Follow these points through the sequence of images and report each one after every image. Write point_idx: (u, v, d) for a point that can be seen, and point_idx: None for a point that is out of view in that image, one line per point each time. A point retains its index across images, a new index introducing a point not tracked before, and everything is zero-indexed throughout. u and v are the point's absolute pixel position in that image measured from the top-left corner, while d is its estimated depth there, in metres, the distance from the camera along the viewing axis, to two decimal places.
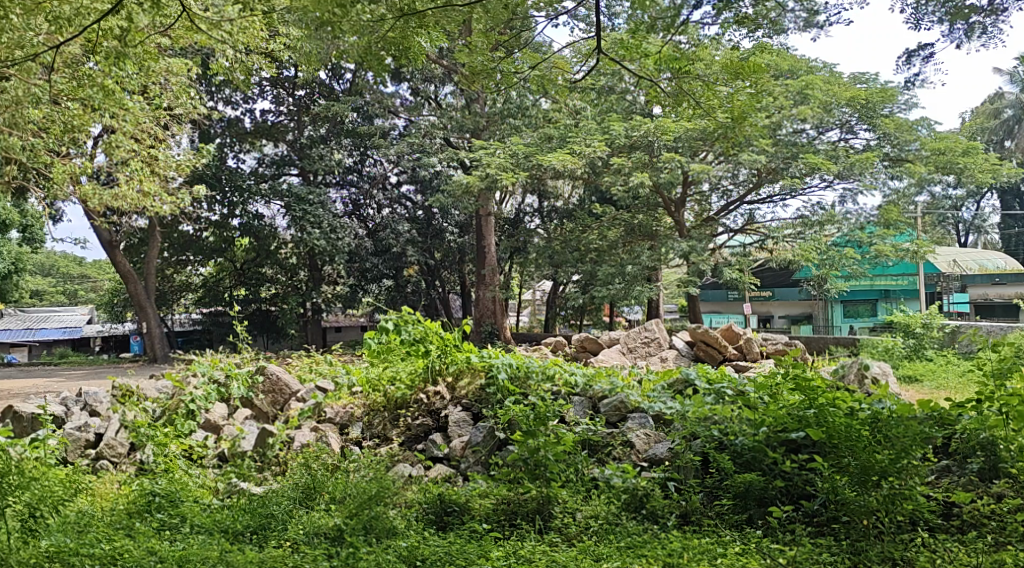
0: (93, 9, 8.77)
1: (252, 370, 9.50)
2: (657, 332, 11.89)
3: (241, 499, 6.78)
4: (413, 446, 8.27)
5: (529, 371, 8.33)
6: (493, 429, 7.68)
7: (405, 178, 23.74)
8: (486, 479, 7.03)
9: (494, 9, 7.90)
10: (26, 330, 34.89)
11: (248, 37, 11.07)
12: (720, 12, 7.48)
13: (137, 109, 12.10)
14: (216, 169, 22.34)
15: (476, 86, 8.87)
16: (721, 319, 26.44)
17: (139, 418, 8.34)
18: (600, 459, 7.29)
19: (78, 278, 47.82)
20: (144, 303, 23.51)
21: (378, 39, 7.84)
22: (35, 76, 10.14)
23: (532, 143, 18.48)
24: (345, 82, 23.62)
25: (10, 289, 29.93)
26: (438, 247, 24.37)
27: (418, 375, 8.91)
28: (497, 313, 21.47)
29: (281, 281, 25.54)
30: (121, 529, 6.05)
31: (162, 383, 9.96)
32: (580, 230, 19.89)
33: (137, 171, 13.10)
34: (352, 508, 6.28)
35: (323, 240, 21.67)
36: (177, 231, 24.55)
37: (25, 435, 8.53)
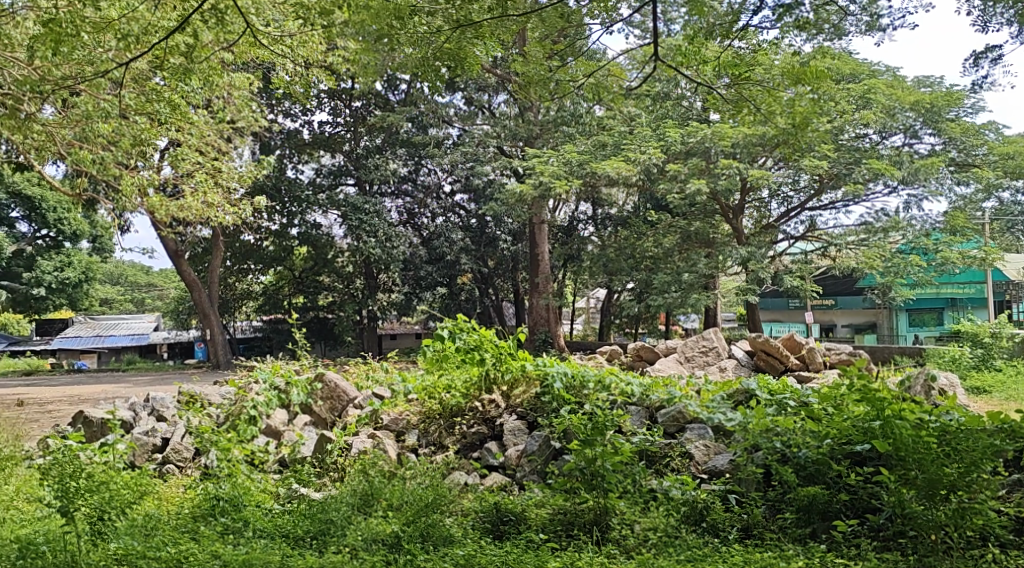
0: (160, 27, 9.02)
1: (311, 377, 9.62)
2: (716, 341, 11.66)
3: (301, 504, 6.84)
4: (469, 454, 8.28)
5: (585, 381, 8.27)
6: (548, 438, 7.61)
7: (458, 187, 23.89)
8: (542, 487, 7.00)
9: (550, 18, 7.89)
10: (96, 337, 35.93)
11: (307, 51, 11.27)
12: (780, 17, 7.41)
13: (201, 122, 12.42)
14: (276, 180, 22.76)
15: (532, 95, 8.89)
16: (781, 328, 26.06)
17: (204, 424, 8.52)
18: (658, 471, 7.22)
19: (145, 287, 49.22)
20: (207, 311, 24.01)
21: (434, 50, 7.89)
22: (105, 91, 10.44)
23: (587, 151, 18.42)
24: (401, 93, 23.88)
25: (81, 298, 30.92)
26: (491, 255, 24.41)
27: (473, 383, 8.94)
28: (551, 321, 21.46)
29: (338, 290, 25.58)
30: (187, 532, 6.17)
31: (226, 389, 10.16)
32: (636, 238, 19.79)
33: (203, 182, 13.43)
34: (409, 515, 6.35)
35: (378, 248, 22.01)
36: (239, 241, 25.00)
37: (96, 440, 8.81)
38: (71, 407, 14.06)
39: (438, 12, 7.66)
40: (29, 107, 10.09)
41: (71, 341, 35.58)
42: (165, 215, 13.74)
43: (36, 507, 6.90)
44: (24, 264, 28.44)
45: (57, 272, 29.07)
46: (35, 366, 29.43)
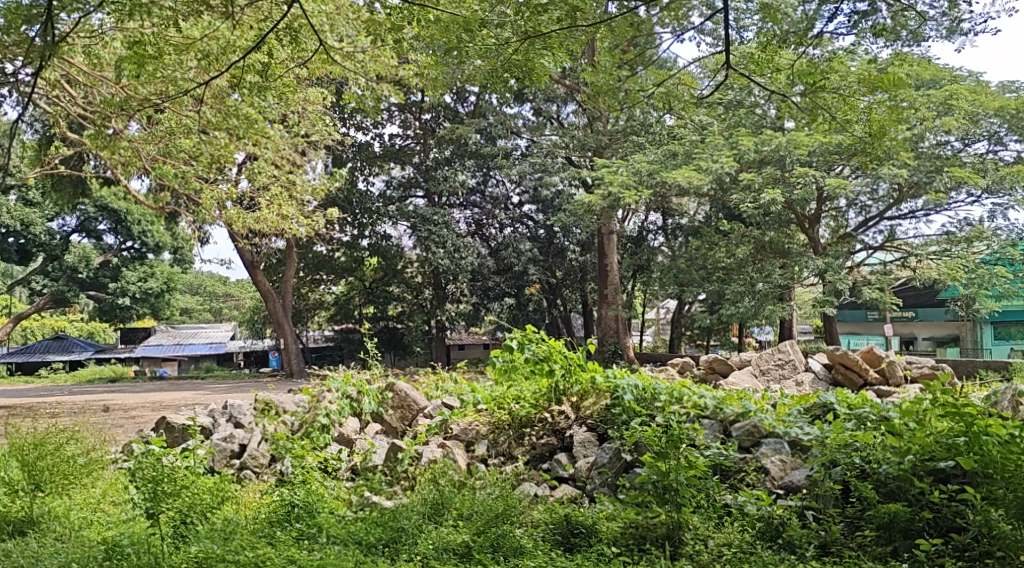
0: (239, 45, 9.25)
1: (382, 387, 9.79)
2: (792, 354, 11.42)
3: (374, 512, 6.89)
4: (538, 466, 8.24)
5: (656, 393, 8.18)
6: (619, 450, 7.52)
7: (527, 198, 23.92)
8: (613, 500, 6.93)
9: (620, 28, 7.77)
10: (177, 345, 37.05)
11: (382, 66, 11.41)
12: (857, 24, 7.25)
13: (277, 137, 12.71)
14: (347, 193, 23.14)
15: (600, 104, 8.84)
16: (859, 340, 25.42)
17: (279, 431, 8.70)
18: (733, 486, 7.07)
19: (223, 297, 50.73)
20: (282, 321, 24.55)
21: (502, 61, 7.89)
22: (187, 108, 10.74)
23: (657, 160, 18.25)
24: (470, 105, 24.06)
25: (162, 307, 31.90)
26: (560, 266, 24.38)
27: (542, 394, 8.90)
28: (620, 332, 21.32)
29: (408, 300, 26.05)
30: (264, 537, 6.28)
31: (299, 397, 10.33)
32: (707, 248, 19.57)
33: (278, 195, 13.75)
34: (480, 525, 6.35)
35: (446, 259, 22.24)
36: (312, 252, 25.42)
37: (177, 445, 9.07)
38: (154, 413, 14.53)
39: (507, 23, 7.65)
40: (115, 125, 10.46)
41: (153, 348, 36.76)
42: (243, 228, 14.05)
43: (121, 509, 7.13)
44: (111, 275, 29.53)
45: (141, 283, 30.30)
46: (120, 373, 30.48)
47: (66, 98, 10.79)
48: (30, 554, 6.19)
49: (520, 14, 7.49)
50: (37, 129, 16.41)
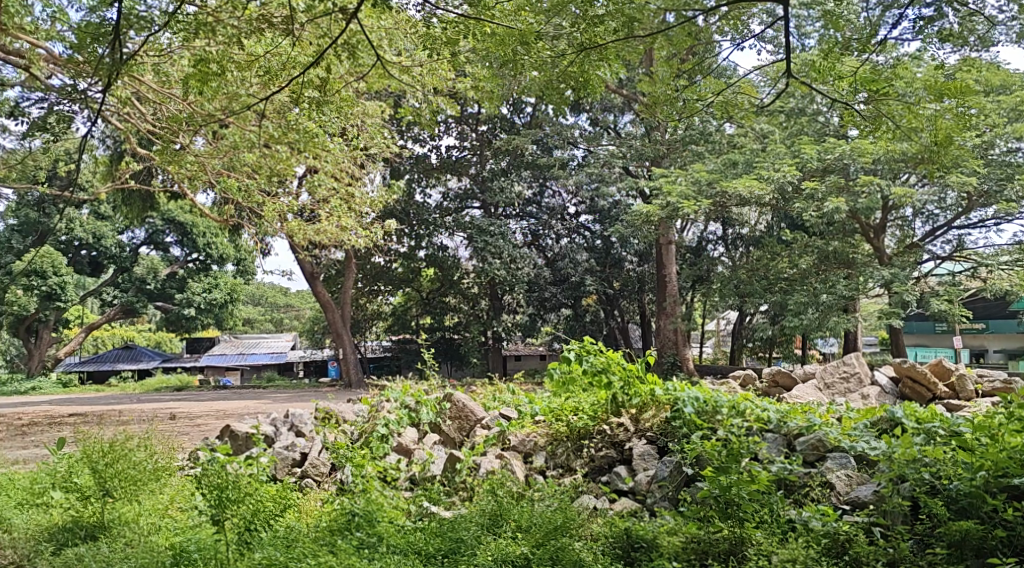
0: (299, 62, 9.37)
1: (440, 397, 9.78)
2: (857, 367, 11.14)
3: (433, 523, 6.90)
4: (598, 478, 8.18)
5: (717, 406, 8.03)
6: (679, 464, 7.44)
7: (583, 208, 23.81)
8: (674, 515, 6.85)
9: (678, 38, 7.70)
10: (240, 355, 37.94)
11: (441, 81, 11.51)
12: (922, 31, 7.11)
13: (339, 151, 12.91)
14: (405, 204, 23.46)
15: (656, 115, 8.66)
16: (927, 353, 24.79)
17: (339, 440, 8.80)
18: (797, 501, 6.93)
19: (284, 308, 51.80)
20: (341, 331, 24.88)
21: (559, 72, 7.85)
22: (250, 123, 10.93)
23: (716, 170, 18.09)
24: (526, 116, 24.16)
25: (226, 318, 32.57)
26: (617, 277, 24.24)
27: (601, 406, 8.78)
28: (679, 344, 21.11)
29: (464, 311, 26.20)
30: (325, 545, 6.33)
31: (358, 407, 10.43)
32: (768, 259, 19.30)
33: (337, 207, 13.98)
34: (538, 537, 6.30)
35: (503, 270, 22.30)
36: (370, 263, 25.69)
37: (241, 453, 9.24)
38: (218, 421, 14.83)
39: (563, 35, 7.64)
40: (182, 140, 10.73)
41: (217, 358, 37.62)
42: (304, 240, 14.26)
43: (189, 516, 7.28)
44: (176, 286, 30.90)
45: (206, 293, 31.08)
46: (185, 382, 31.16)
47: (136, 115, 11.09)
48: (101, 557, 6.40)
49: (576, 26, 7.46)
50: (109, 144, 16.95)
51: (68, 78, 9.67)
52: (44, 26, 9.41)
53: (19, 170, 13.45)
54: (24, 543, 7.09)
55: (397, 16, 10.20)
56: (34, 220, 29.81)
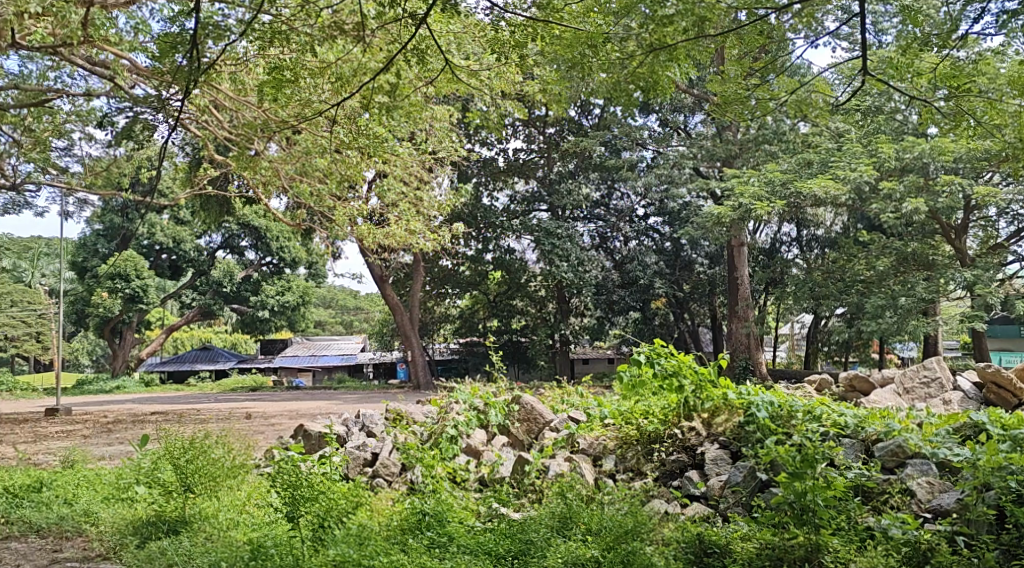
0: (369, 67, 9.47)
1: (508, 399, 9.82)
2: (938, 372, 10.83)
3: (501, 524, 6.91)
4: (669, 483, 8.03)
5: (793, 411, 7.90)
6: (753, 469, 7.33)
7: (652, 210, 23.61)
8: (748, 521, 6.73)
9: (749, 36, 7.53)
10: (312, 356, 38.68)
11: (509, 84, 11.54)
12: (1006, 24, 6.86)
13: (409, 156, 13.08)
14: (472, 207, 23.69)
15: (727, 115, 8.40)
16: (1012, 357, 24.04)
17: (410, 441, 8.91)
18: (875, 508, 6.79)
19: (353, 311, 52.91)
20: (410, 333, 25.14)
21: (627, 73, 7.77)
22: (321, 130, 11.09)
23: (790, 169, 17.77)
24: (593, 117, 24.12)
25: (299, 321, 33.24)
26: (687, 279, 23.99)
27: (671, 410, 8.73)
28: (752, 348, 20.75)
29: (532, 314, 26.26)
30: (396, 544, 6.39)
31: (427, 409, 10.54)
32: (845, 261, 18.84)
33: (407, 211, 14.18)
34: (609, 541, 6.23)
35: (570, 273, 22.27)
36: (437, 265, 25.95)
37: (314, 452, 9.41)
38: (291, 421, 15.14)
39: (632, 36, 7.55)
40: (257, 147, 11.00)
41: (290, 359, 38.43)
42: (373, 243, 14.44)
43: (265, 512, 7.47)
44: (251, 289, 31.67)
45: (279, 296, 31.86)
46: (260, 382, 31.85)
47: (214, 123, 11.38)
48: (183, 552, 6.61)
49: (645, 26, 7.38)
50: (189, 151, 17.52)
51: (150, 87, 9.96)
52: (128, 37, 9.76)
53: (105, 177, 13.97)
54: (111, 536, 7.32)
55: (465, 20, 10.25)
56: (118, 225, 30.86)
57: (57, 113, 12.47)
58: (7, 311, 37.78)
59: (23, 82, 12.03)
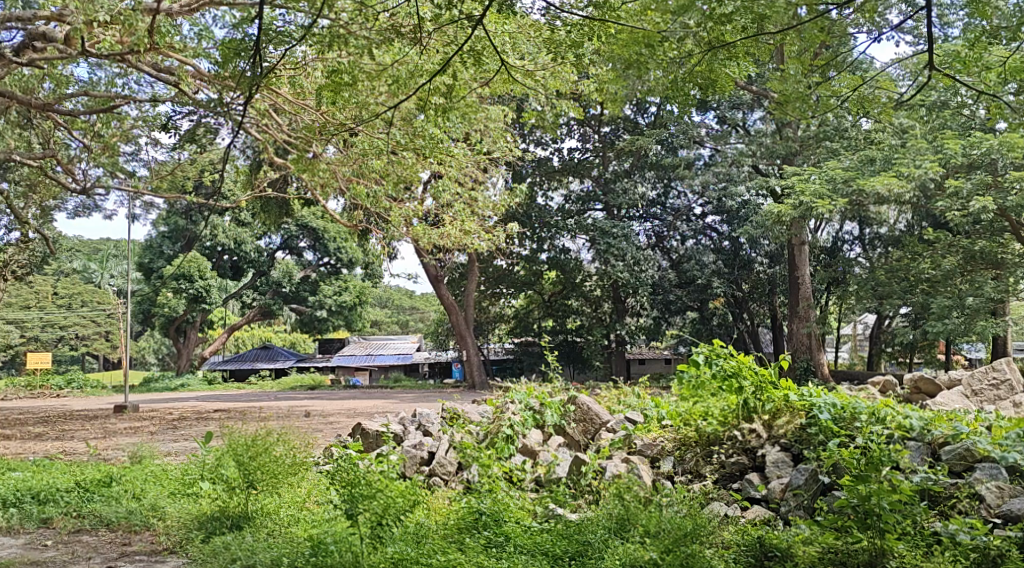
0: (425, 68, 9.48)
1: (564, 400, 9.79)
2: (1008, 373, 10.52)
3: (559, 524, 6.89)
4: (728, 485, 7.93)
5: (856, 413, 7.74)
6: (815, 472, 7.21)
7: (710, 208, 23.33)
8: (810, 524, 6.61)
9: (810, 33, 7.36)
10: (368, 355, 39.16)
11: (564, 84, 11.51)
12: None
13: (464, 156, 13.15)
14: (527, 207, 23.76)
15: (788, 114, 8.28)
16: None
17: (466, 440, 8.95)
18: (942, 513, 6.64)
19: (409, 310, 53.53)
20: (465, 332, 25.26)
21: (684, 72, 7.69)
22: (378, 132, 11.19)
23: (852, 167, 17.42)
24: (650, 115, 23.98)
25: (356, 320, 33.67)
26: (746, 278, 23.65)
27: (731, 411, 8.58)
28: (813, 348, 20.40)
29: (587, 314, 26.24)
30: (454, 543, 6.42)
31: (483, 408, 10.59)
32: (909, 260, 18.37)
33: (462, 212, 14.27)
34: (667, 542, 6.17)
35: (626, 272, 22.24)
36: (492, 265, 26.05)
37: (372, 450, 9.52)
38: (350, 419, 15.35)
39: (690, 34, 7.48)
40: (315, 149, 11.15)
41: (348, 358, 38.95)
42: (428, 243, 14.51)
43: (325, 509, 7.53)
44: (309, 289, 32.22)
45: (336, 296, 32.33)
46: (318, 381, 32.38)
47: (273, 126, 11.58)
48: (246, 546, 6.71)
49: (703, 24, 7.27)
50: (250, 154, 17.92)
51: (214, 92, 10.17)
52: (192, 44, 9.99)
53: (170, 180, 14.31)
54: (177, 531, 7.49)
55: (520, 19, 10.23)
56: (182, 227, 31.59)
57: (124, 119, 12.81)
58: (77, 310, 38.98)
59: (93, 89, 12.39)
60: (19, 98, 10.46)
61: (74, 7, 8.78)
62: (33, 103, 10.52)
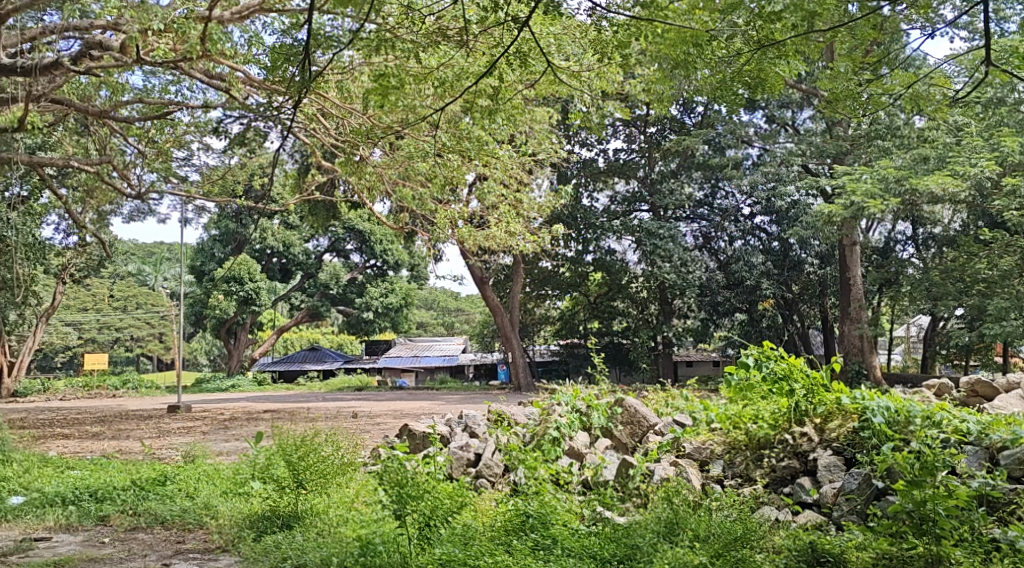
0: (471, 70, 9.48)
1: (612, 402, 9.74)
2: None
3: (607, 527, 6.85)
4: (779, 489, 7.83)
5: (911, 416, 7.58)
6: (868, 476, 7.08)
7: (758, 208, 23.03)
8: (864, 529, 6.50)
9: (862, 30, 7.22)
10: (415, 357, 39.37)
11: (610, 85, 11.45)
12: None
13: (509, 158, 13.17)
14: (572, 208, 23.72)
15: (839, 112, 8.12)
16: None
17: (512, 443, 8.95)
18: (1002, 519, 6.50)
19: (455, 312, 53.90)
20: (510, 335, 25.28)
21: (732, 71, 7.60)
22: (424, 134, 11.26)
23: (905, 165, 17.10)
24: (697, 115, 23.80)
25: (402, 322, 33.92)
26: (796, 280, 23.33)
27: (782, 414, 8.41)
28: (866, 351, 20.08)
29: (633, 315, 26.14)
30: (501, 545, 6.42)
31: (529, 410, 10.58)
32: (965, 260, 17.94)
33: (507, 214, 14.29)
34: (717, 547, 6.12)
35: (673, 274, 22.13)
36: (538, 267, 26.06)
37: (419, 452, 9.59)
38: (397, 421, 15.45)
39: (739, 34, 7.38)
40: (362, 152, 11.25)
41: (394, 360, 39.22)
42: (474, 246, 14.54)
43: (372, 508, 7.59)
44: (356, 291, 32.53)
45: (383, 298, 32.60)
46: (366, 382, 32.68)
47: (321, 130, 11.71)
48: (297, 546, 6.80)
49: (752, 23, 7.19)
50: (299, 159, 18.18)
51: (264, 97, 10.31)
52: (242, 51, 10.14)
53: (221, 184, 14.55)
54: (229, 530, 7.62)
55: (565, 21, 10.19)
56: (233, 230, 32.10)
57: (177, 125, 13.07)
58: (132, 313, 39.86)
59: (147, 96, 12.65)
60: (76, 105, 10.72)
61: (129, 15, 8.98)
62: (90, 110, 10.77)
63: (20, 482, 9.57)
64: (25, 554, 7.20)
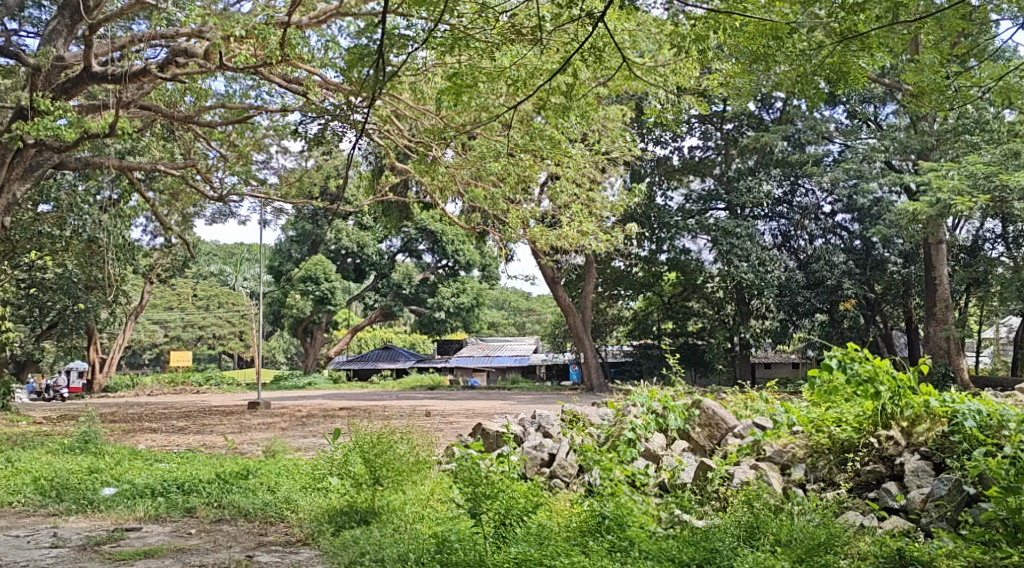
0: (545, 68, 9.48)
1: (689, 404, 9.62)
2: None
3: (685, 531, 6.75)
4: (864, 494, 7.65)
5: (1004, 420, 7.34)
6: (959, 482, 6.87)
7: (839, 206, 22.49)
8: (954, 537, 6.32)
9: (951, 20, 6.98)
10: (487, 356, 39.54)
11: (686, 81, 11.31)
12: None
13: (583, 156, 13.11)
14: (646, 207, 23.57)
15: (923, 107, 7.80)
16: None
17: (587, 443, 8.91)
18: None
19: (526, 311, 54.12)
20: (582, 335, 25.21)
21: (814, 64, 7.42)
22: (498, 134, 11.30)
23: (995, 160, 16.52)
24: (775, 110, 23.36)
25: (474, 321, 34.13)
26: (879, 279, 22.72)
27: (866, 418, 8.17)
28: (953, 352, 19.42)
29: (709, 315, 25.82)
30: (577, 545, 6.38)
31: (604, 411, 10.51)
32: None
33: (579, 213, 14.23)
34: (799, 553, 5.98)
35: (750, 273, 21.82)
36: (610, 267, 25.96)
37: (493, 450, 9.62)
38: (471, 419, 15.54)
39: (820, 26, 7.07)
40: (436, 153, 11.38)
41: (467, 358, 39.46)
42: (547, 245, 14.52)
43: (448, 507, 7.64)
44: (429, 291, 32.88)
45: (454, 298, 32.85)
46: (439, 381, 32.97)
47: (395, 132, 11.88)
48: (374, 541, 6.88)
49: (834, 14, 6.89)
50: (373, 161, 18.47)
51: (341, 101, 10.49)
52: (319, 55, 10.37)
53: (299, 186, 14.86)
54: (310, 524, 7.77)
55: (641, 16, 10.09)
56: (309, 230, 32.76)
57: (257, 129, 13.41)
58: (214, 312, 41.02)
59: (230, 101, 13.04)
60: (162, 112, 11.05)
61: (213, 23, 9.28)
62: (175, 116, 11.10)
63: (112, 473, 9.92)
64: (117, 543, 7.44)
